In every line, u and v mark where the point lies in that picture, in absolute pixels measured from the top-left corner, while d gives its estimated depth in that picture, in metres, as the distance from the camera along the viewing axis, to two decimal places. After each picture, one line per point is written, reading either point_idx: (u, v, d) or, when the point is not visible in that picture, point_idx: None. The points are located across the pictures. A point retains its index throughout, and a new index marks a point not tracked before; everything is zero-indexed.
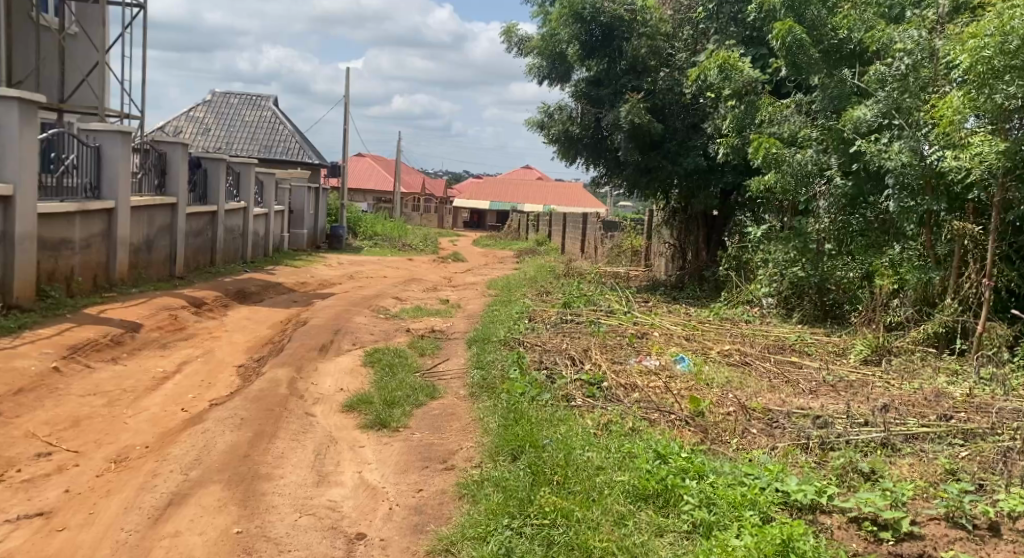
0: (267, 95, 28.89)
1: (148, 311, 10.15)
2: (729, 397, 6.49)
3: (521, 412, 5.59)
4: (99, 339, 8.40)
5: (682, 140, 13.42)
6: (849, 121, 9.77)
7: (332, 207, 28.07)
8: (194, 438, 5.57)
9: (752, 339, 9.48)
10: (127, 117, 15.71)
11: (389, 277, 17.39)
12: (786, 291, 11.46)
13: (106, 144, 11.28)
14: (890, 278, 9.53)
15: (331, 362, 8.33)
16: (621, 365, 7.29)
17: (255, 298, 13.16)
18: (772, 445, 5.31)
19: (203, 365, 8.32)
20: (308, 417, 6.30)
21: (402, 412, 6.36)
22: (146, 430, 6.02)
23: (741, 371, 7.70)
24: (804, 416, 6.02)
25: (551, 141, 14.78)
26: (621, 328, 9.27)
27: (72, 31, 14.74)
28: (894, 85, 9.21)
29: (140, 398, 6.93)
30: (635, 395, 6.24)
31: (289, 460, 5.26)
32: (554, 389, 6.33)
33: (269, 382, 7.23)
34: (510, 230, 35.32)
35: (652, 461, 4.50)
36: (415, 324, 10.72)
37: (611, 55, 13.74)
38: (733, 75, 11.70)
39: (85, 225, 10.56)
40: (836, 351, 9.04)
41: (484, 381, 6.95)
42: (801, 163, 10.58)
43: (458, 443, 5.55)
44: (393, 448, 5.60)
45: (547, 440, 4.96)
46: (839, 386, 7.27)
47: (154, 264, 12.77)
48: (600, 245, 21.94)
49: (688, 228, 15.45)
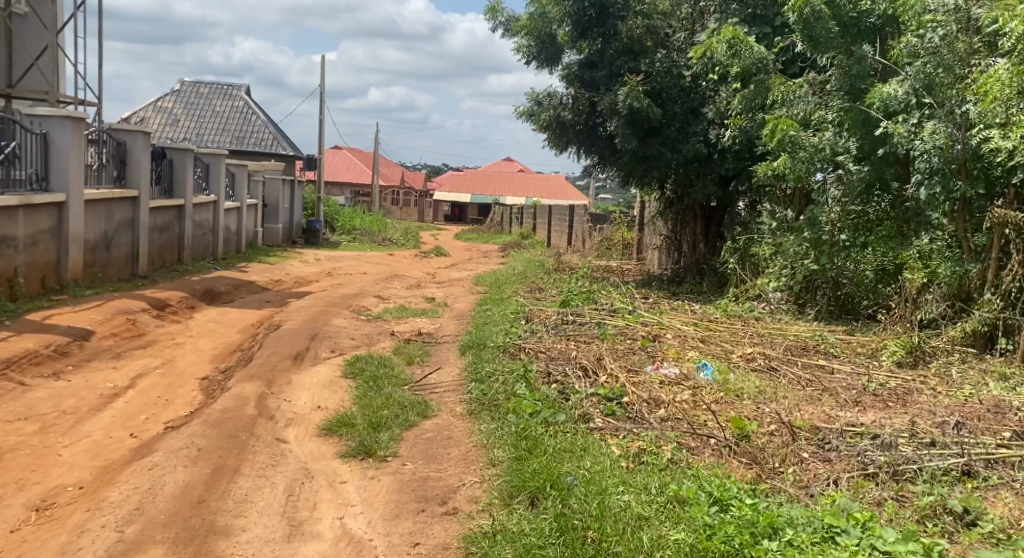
0: (239, 84, 27.72)
1: (103, 316, 9.12)
2: (768, 412, 5.61)
3: (535, 441, 4.71)
4: (39, 352, 7.39)
5: (681, 125, 12.39)
6: (876, 97, 8.89)
7: (308, 202, 26.96)
8: (138, 476, 4.62)
9: (772, 339, 8.61)
10: (84, 104, 14.62)
11: (370, 274, 16.40)
12: (797, 286, 10.43)
13: (54, 131, 10.21)
14: (921, 271, 8.63)
15: (307, 373, 7.38)
16: (637, 374, 6.40)
17: (225, 299, 12.14)
18: (835, 479, 4.38)
19: (161, 379, 7.34)
20: (279, 444, 5.36)
21: (390, 436, 5.43)
22: (82, 464, 5.05)
23: (771, 380, 6.84)
24: (860, 436, 5.12)
25: (540, 129, 13.79)
26: (630, 331, 8.35)
27: (21, 11, 13.62)
28: (926, 58, 8.28)
29: (81, 421, 5.96)
30: (662, 412, 5.37)
31: (254, 505, 4.32)
32: (568, 408, 5.40)
33: (235, 401, 6.26)
34: (492, 223, 34.27)
35: (709, 511, 3.64)
36: (400, 327, 9.75)
37: (606, 34, 12.91)
38: (743, 51, 10.78)
39: (30, 221, 9.49)
40: (865, 353, 8.14)
41: (484, 399, 6.02)
42: (819, 146, 9.74)
43: (459, 479, 4.65)
44: (381, 485, 4.67)
45: (572, 478, 4.09)
46: (885, 397, 6.40)
47: (113, 263, 11.71)
48: (588, 237, 21.06)
49: (684, 219, 14.60)
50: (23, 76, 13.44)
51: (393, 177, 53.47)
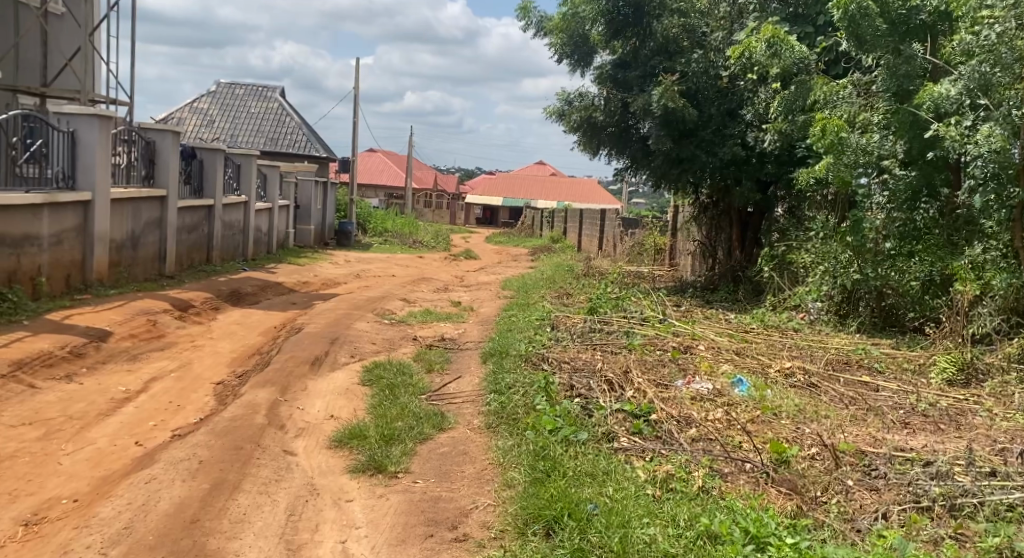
0: (273, 85, 27.74)
1: (122, 317, 8.94)
2: (808, 434, 5.21)
3: (555, 462, 4.39)
4: (53, 353, 7.20)
5: (718, 128, 11.97)
6: (926, 97, 8.44)
7: (340, 203, 26.88)
8: (135, 489, 4.38)
9: (812, 352, 8.19)
10: (115, 103, 14.56)
11: (398, 276, 16.16)
12: (838, 297, 9.95)
13: (81, 129, 10.06)
14: (973, 283, 8.14)
15: (323, 379, 7.11)
16: (667, 389, 6.03)
17: (250, 300, 11.95)
18: (884, 512, 4.01)
19: (175, 383, 7.12)
20: (286, 457, 5.07)
21: (402, 450, 5.11)
22: (82, 474, 4.81)
23: (811, 397, 6.44)
24: (911, 462, 4.71)
25: (572, 131, 13.41)
26: (660, 341, 7.98)
27: (57, 9, 13.59)
28: (981, 56, 7.84)
29: (87, 427, 5.73)
30: (692, 431, 5.00)
31: (251, 526, 4.06)
32: (590, 426, 5.04)
33: (245, 409, 6.00)
34: (524, 227, 34.00)
35: (744, 551, 3.33)
36: (423, 332, 9.47)
37: (641, 33, 12.48)
38: (783, 50, 10.29)
39: (55, 219, 9.35)
40: (912, 368, 7.70)
41: (502, 412, 5.69)
42: (867, 148, 9.35)
43: (472, 500, 4.33)
44: (389, 505, 4.36)
45: (592, 506, 3.77)
46: (935, 418, 5.96)
47: (139, 262, 11.57)
48: (619, 242, 20.65)
49: (719, 225, 14.16)
50: (57, 76, 13.39)
51: (426, 178, 53.46)
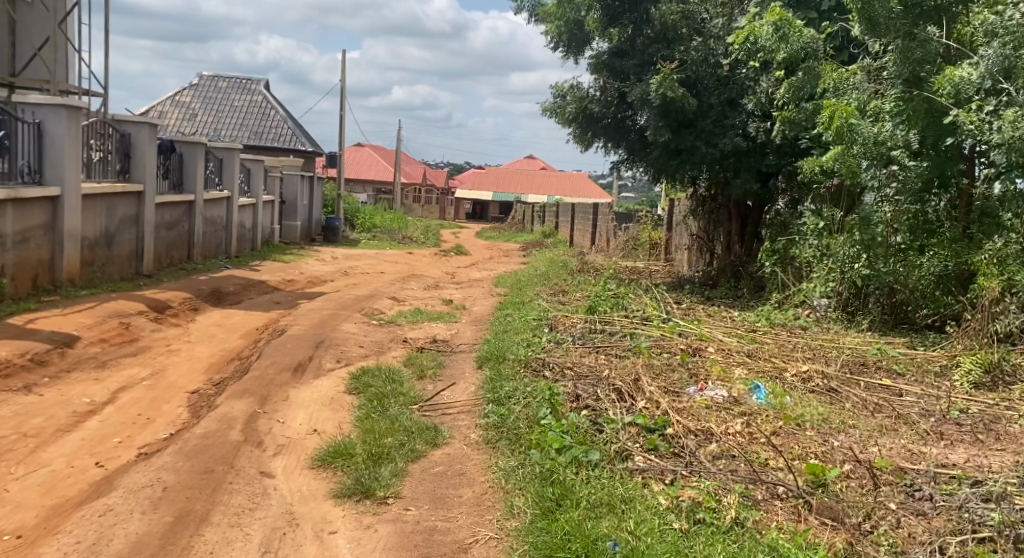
0: (257, 78, 27.05)
1: (93, 320, 8.37)
2: (840, 448, 4.72)
3: (566, 491, 3.94)
4: (12, 361, 6.64)
5: (717, 119, 11.33)
6: (946, 81, 7.92)
7: (327, 199, 26.26)
8: (86, 525, 3.85)
9: (826, 352, 7.71)
10: (89, 94, 13.92)
11: (387, 273, 15.59)
12: (847, 291, 9.42)
13: (47, 120, 9.45)
14: (998, 277, 7.63)
15: (306, 388, 6.58)
16: (679, 398, 5.54)
17: (232, 299, 11.38)
18: (940, 545, 3.55)
19: (146, 392, 6.58)
20: (262, 480, 4.55)
21: (393, 471, 4.59)
22: (32, 502, 4.27)
23: (833, 403, 5.97)
24: (958, 481, 4.22)
25: (566, 123, 12.90)
26: (667, 343, 7.47)
27: None
28: (1006, 38, 7.48)
29: (43, 446, 5.19)
30: (713, 446, 4.51)
31: None
32: (602, 443, 4.54)
33: (220, 423, 5.47)
34: (514, 223, 33.47)
35: None
36: (414, 333, 8.94)
37: (637, 21, 11.90)
38: (790, 34, 9.77)
39: (20, 216, 8.76)
40: (932, 369, 7.23)
41: (503, 425, 5.19)
42: (877, 139, 8.64)
43: (471, 533, 3.87)
44: (378, 538, 3.86)
45: (613, 545, 3.45)
46: (971, 427, 5.48)
47: (114, 261, 10.98)
48: (613, 237, 20.15)
49: (717, 218, 13.66)
50: (26, 66, 12.75)
51: (415, 173, 52.79)
